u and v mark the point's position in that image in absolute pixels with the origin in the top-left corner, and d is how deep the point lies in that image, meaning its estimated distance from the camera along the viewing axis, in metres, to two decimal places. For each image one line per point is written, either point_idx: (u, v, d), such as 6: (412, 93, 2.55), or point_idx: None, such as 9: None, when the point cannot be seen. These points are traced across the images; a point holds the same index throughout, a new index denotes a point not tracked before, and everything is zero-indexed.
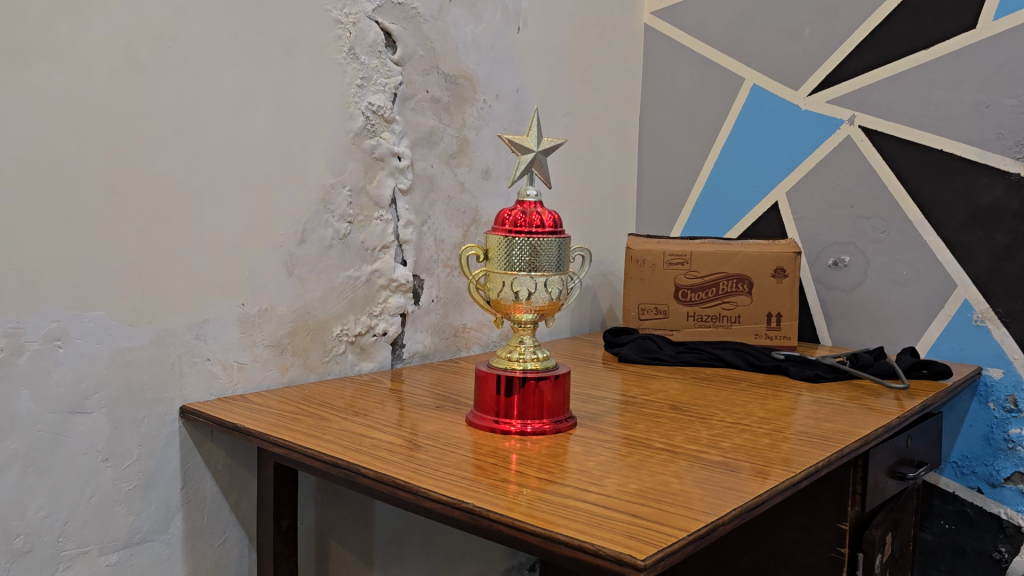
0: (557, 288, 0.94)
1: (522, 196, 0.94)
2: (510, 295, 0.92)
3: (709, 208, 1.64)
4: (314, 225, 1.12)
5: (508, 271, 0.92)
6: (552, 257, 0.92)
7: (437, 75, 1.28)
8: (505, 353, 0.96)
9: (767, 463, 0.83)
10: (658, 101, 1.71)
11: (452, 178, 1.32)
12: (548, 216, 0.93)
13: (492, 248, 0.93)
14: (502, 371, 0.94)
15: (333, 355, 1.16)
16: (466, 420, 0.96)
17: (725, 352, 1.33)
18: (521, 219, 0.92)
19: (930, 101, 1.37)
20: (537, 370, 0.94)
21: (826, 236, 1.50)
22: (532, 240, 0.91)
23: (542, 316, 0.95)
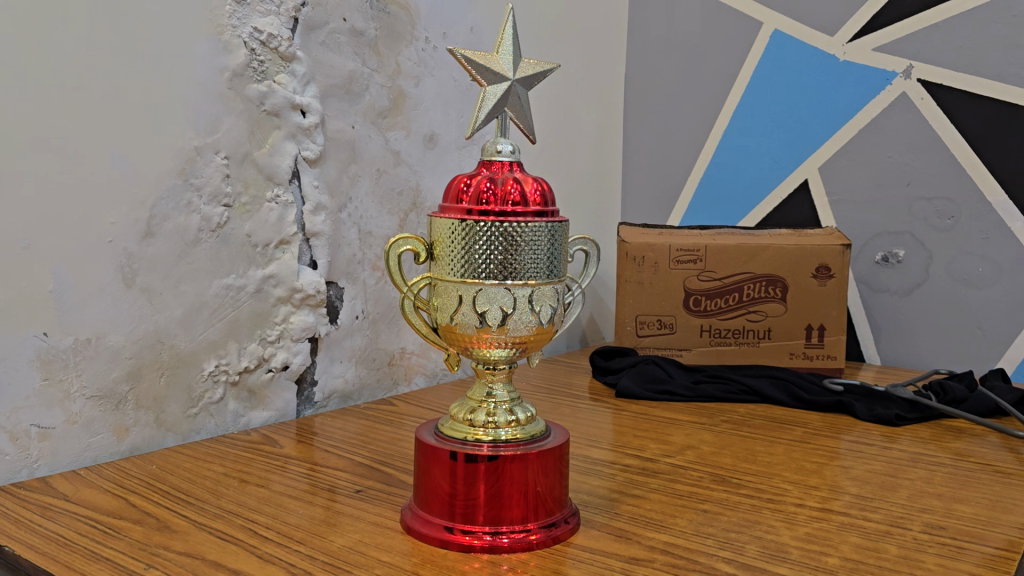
0: (548, 308, 0.57)
1: (488, 153, 0.58)
2: (470, 318, 0.55)
3: (717, 191, 1.29)
4: (167, 210, 0.74)
5: (468, 279, 0.55)
6: (542, 257, 0.56)
7: None
8: (464, 413, 0.59)
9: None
10: (648, 56, 1.35)
11: (383, 145, 0.94)
12: (533, 184, 0.56)
13: (440, 241, 0.57)
14: (459, 446, 0.57)
15: (203, 405, 0.78)
16: (401, 524, 0.59)
17: (759, 381, 0.97)
18: (489, 189, 0.55)
19: (1017, 44, 1.04)
20: (515, 441, 0.57)
21: (872, 224, 1.16)
22: (507, 226, 0.54)
23: (524, 354, 0.59)
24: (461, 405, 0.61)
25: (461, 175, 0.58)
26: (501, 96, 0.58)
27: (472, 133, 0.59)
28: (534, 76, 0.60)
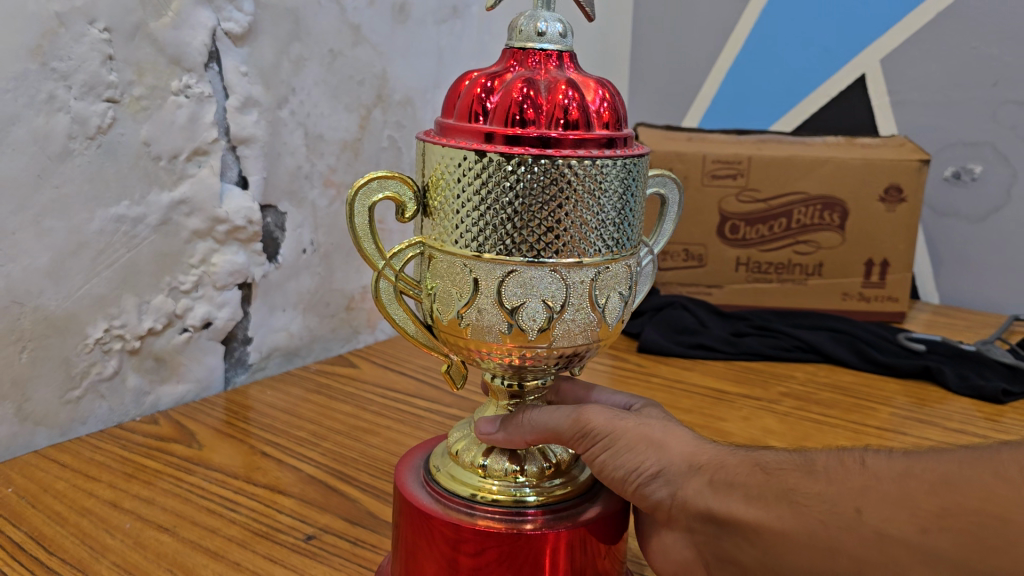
0: (613, 298, 0.39)
1: (523, 39, 0.39)
2: (496, 315, 0.37)
3: (748, 87, 1.06)
4: (16, 107, 0.49)
5: (492, 254, 0.36)
6: (607, 218, 0.37)
7: None
8: (473, 456, 0.41)
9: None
10: None
11: (338, 17, 0.69)
12: (594, 86, 0.37)
13: (439, 189, 0.37)
14: (466, 512, 0.39)
15: (89, 385, 0.56)
16: None
17: (815, 333, 0.78)
18: (525, 96, 0.36)
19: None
20: (550, 506, 0.39)
21: (941, 133, 0.95)
22: (556, 166, 0.35)
23: (573, 363, 0.40)
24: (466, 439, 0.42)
25: (474, 70, 0.39)
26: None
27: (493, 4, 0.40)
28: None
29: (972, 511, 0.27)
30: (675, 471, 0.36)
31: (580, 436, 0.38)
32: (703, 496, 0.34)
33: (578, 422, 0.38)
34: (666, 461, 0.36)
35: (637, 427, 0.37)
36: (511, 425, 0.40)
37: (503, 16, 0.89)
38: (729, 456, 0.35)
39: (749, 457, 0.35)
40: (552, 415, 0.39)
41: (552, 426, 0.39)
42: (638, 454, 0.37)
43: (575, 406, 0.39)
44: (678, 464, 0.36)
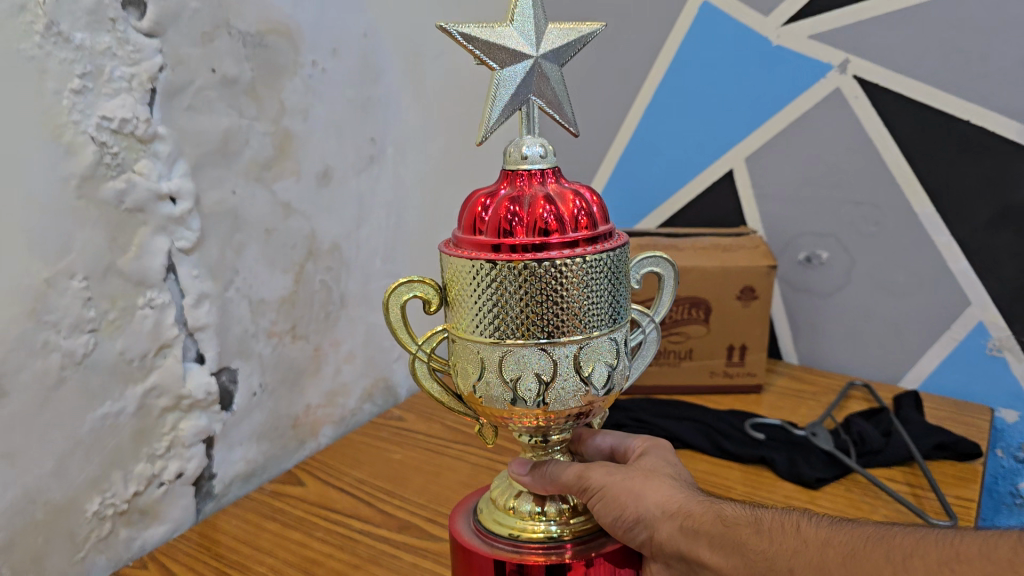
0: (601, 367, 0.57)
1: (513, 161, 0.57)
2: (511, 376, 0.56)
3: (636, 168, 1.24)
4: (21, 359, 0.63)
5: (507, 339, 0.55)
6: (583, 305, 0.55)
7: (228, 38, 0.76)
8: (507, 499, 0.62)
9: (952, 569, 0.44)
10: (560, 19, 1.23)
11: (269, 201, 0.82)
12: (570, 204, 0.56)
13: (456, 290, 0.58)
14: (509, 548, 0.59)
15: (90, 545, 0.71)
16: None
17: (681, 424, 0.96)
18: (511, 211, 0.55)
19: (960, 50, 0.96)
20: (574, 539, 0.60)
21: (794, 223, 1.13)
22: (543, 266, 0.54)
23: (574, 419, 0.59)
24: (505, 490, 0.63)
25: (478, 190, 0.59)
26: (522, 79, 0.59)
27: (484, 133, 0.59)
28: (561, 50, 0.60)
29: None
30: (658, 517, 0.56)
31: (585, 486, 0.59)
32: (678, 539, 0.55)
33: (581, 479, 0.59)
34: (652, 510, 0.57)
35: (621, 483, 0.58)
36: (536, 474, 0.61)
37: (416, 147, 1.02)
38: (699, 509, 0.56)
39: (716, 510, 0.55)
40: (564, 472, 0.60)
41: (565, 477, 0.60)
42: (621, 505, 0.57)
43: (581, 468, 0.60)
44: (659, 512, 0.56)
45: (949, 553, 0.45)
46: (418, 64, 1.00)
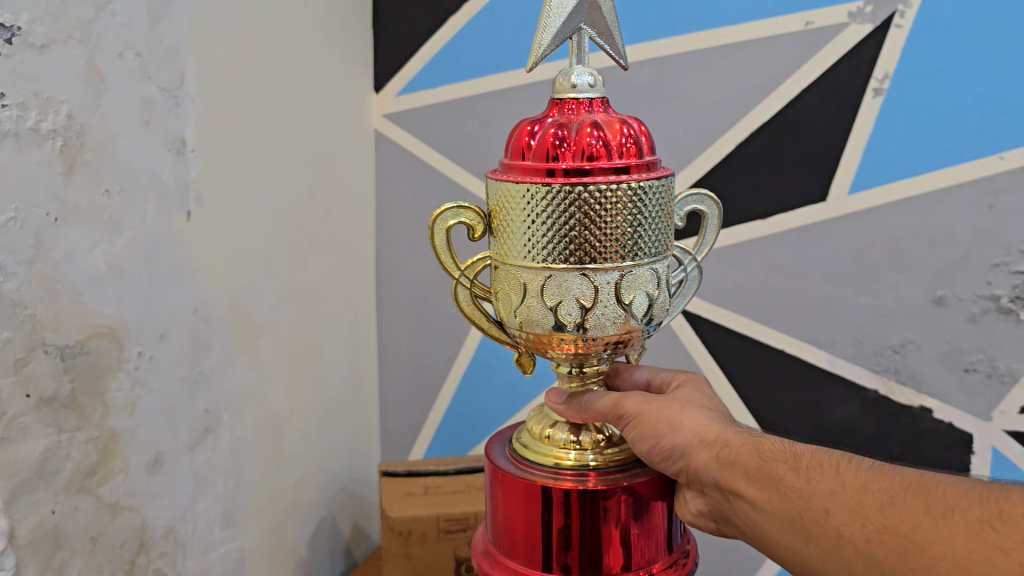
0: (642, 295, 0.72)
1: (564, 89, 0.73)
2: (551, 303, 0.71)
3: (477, 387, 1.31)
4: None
5: (545, 273, 0.70)
6: (623, 230, 0.69)
7: (45, 356, 0.72)
8: (544, 429, 0.80)
9: (989, 524, 0.52)
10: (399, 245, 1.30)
11: (94, 506, 0.78)
12: (609, 137, 0.70)
13: (507, 216, 0.72)
14: (548, 474, 0.75)
15: None
16: (504, 545, 0.77)
17: None
18: (559, 138, 0.70)
19: (768, 286, 1.11)
20: (608, 467, 0.75)
21: None
22: (578, 192, 0.68)
23: (611, 346, 0.74)
24: (547, 423, 0.80)
25: (525, 122, 0.74)
26: (572, 12, 0.74)
27: (536, 60, 0.76)
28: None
29: (898, 534, 0.55)
30: (693, 446, 0.70)
31: (621, 412, 0.74)
32: (717, 471, 0.68)
33: (614, 406, 0.74)
34: (687, 440, 0.71)
35: (659, 415, 0.72)
36: (572, 404, 0.77)
37: (253, 406, 1.00)
38: (732, 441, 0.69)
39: (774, 451, 0.66)
40: (596, 397, 0.76)
41: (601, 405, 0.75)
42: (659, 429, 0.72)
43: (615, 398, 0.75)
44: (695, 442, 0.70)
45: (986, 506, 0.53)
46: (255, 327, 1.00)
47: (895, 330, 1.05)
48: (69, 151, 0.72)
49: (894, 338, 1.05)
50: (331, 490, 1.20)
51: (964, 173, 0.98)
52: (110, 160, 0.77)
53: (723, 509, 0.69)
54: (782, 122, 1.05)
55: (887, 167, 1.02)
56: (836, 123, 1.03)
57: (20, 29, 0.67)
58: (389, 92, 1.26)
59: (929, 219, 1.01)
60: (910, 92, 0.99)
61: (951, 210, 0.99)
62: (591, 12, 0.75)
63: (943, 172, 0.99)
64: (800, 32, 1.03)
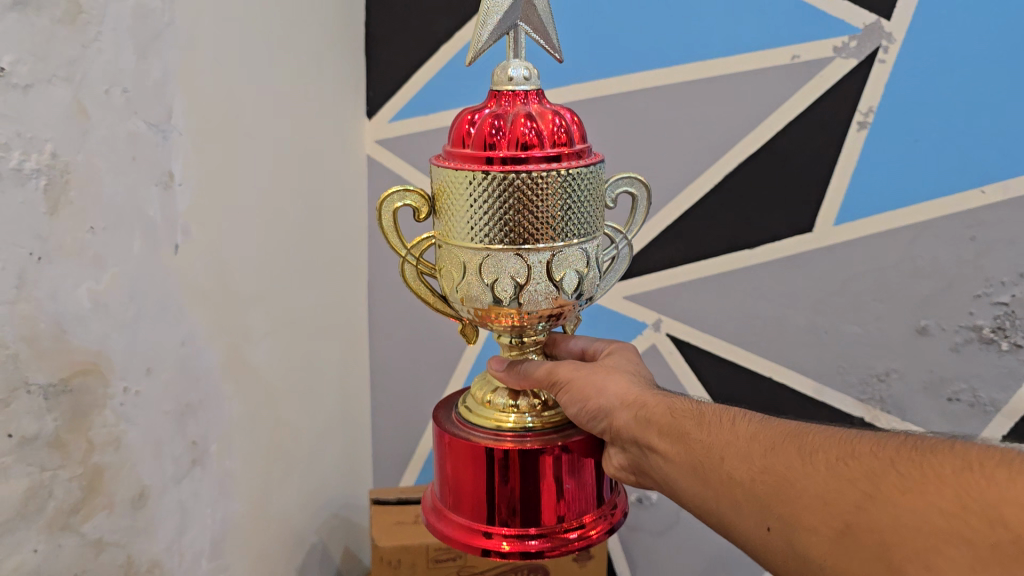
0: (572, 274, 0.74)
1: (500, 82, 0.74)
2: (487, 280, 0.73)
3: None
4: None
5: (481, 252, 0.72)
6: (555, 214, 0.71)
7: (28, 396, 0.71)
8: (485, 393, 0.81)
9: (846, 460, 0.55)
10: (390, 270, 1.32)
11: (78, 545, 0.77)
12: (543, 127, 0.72)
13: (448, 197, 0.74)
14: (489, 436, 0.77)
15: None
16: (446, 501, 0.80)
17: None
18: (495, 127, 0.71)
19: (756, 314, 1.19)
20: (547, 428, 0.78)
21: None
22: (512, 179, 0.70)
23: (546, 318, 0.77)
24: (487, 388, 0.81)
25: (465, 111, 0.75)
26: (509, 7, 0.76)
27: (475, 54, 0.76)
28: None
29: (770, 474, 0.58)
30: (616, 408, 0.73)
31: (553, 379, 0.76)
32: (635, 429, 0.71)
33: (547, 373, 0.77)
34: (610, 401, 0.73)
35: (585, 380, 0.75)
36: (510, 370, 0.79)
37: (241, 435, 1.01)
38: (650, 403, 0.72)
39: (684, 408, 0.70)
40: (529, 365, 0.78)
41: (537, 373, 0.77)
42: (584, 394, 0.75)
43: (548, 365, 0.77)
44: (617, 404, 0.73)
45: (845, 448, 0.56)
46: (245, 357, 1.01)
47: (881, 360, 1.14)
48: (52, 191, 0.72)
49: (879, 366, 1.14)
50: (320, 516, 1.23)
51: (947, 207, 1.06)
52: (94, 195, 0.76)
53: (639, 464, 0.72)
54: (771, 152, 1.13)
55: (876, 199, 1.10)
56: (823, 158, 1.11)
57: (4, 69, 0.66)
58: (382, 117, 1.26)
59: (913, 249, 1.09)
60: (895, 128, 1.07)
61: (935, 241, 1.08)
62: (526, 9, 0.77)
63: (927, 205, 1.07)
64: (786, 65, 1.10)
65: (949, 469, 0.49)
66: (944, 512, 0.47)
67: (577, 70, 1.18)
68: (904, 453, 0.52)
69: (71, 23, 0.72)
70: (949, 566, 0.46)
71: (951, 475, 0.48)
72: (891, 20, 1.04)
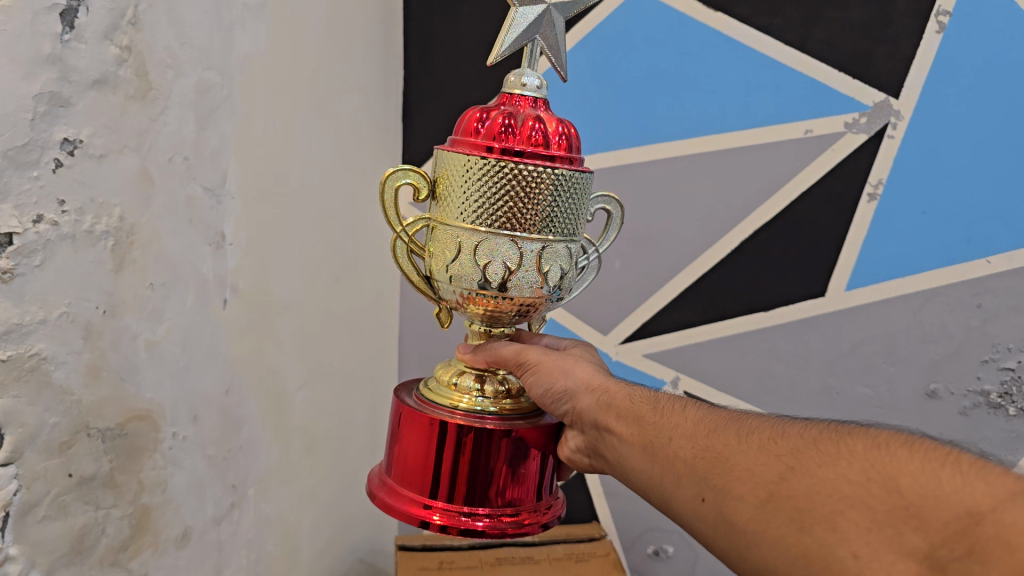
0: (556, 268, 0.77)
1: (513, 86, 0.77)
2: (476, 263, 0.74)
3: None
4: None
5: (473, 234, 0.74)
6: (548, 208, 0.74)
7: (88, 440, 0.75)
8: (450, 376, 0.83)
9: (781, 441, 0.59)
10: (417, 325, 1.41)
11: None
12: (547, 129, 0.75)
13: (450, 181, 0.75)
14: (445, 412, 0.79)
15: None
16: (393, 472, 0.81)
17: None
18: (507, 124, 0.74)
19: (771, 373, 1.30)
20: (498, 412, 0.80)
21: (644, 523, 1.41)
22: (516, 168, 0.72)
23: (523, 309, 0.78)
24: (455, 371, 0.83)
25: (473, 110, 0.78)
26: (532, 21, 0.79)
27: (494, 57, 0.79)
28: (568, 4, 0.81)
29: (709, 449, 0.62)
30: (579, 390, 0.75)
31: (521, 360, 0.78)
32: (593, 410, 0.73)
33: (518, 353, 0.78)
34: (575, 384, 0.76)
35: (556, 362, 0.77)
36: (481, 352, 0.81)
37: (278, 480, 1.08)
38: (612, 388, 0.75)
39: (641, 395, 0.73)
40: (503, 348, 0.80)
41: (507, 352, 0.79)
42: (552, 376, 0.77)
43: (518, 347, 0.79)
44: (581, 388, 0.76)
45: (778, 432, 0.60)
46: (281, 405, 1.08)
47: (891, 419, 1.26)
48: (118, 250, 0.77)
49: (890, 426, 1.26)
50: (349, 559, 1.29)
51: (958, 274, 1.19)
52: (155, 255, 0.82)
53: (596, 446, 0.74)
54: (784, 221, 1.24)
55: (884, 266, 1.22)
56: (833, 228, 1.23)
57: (81, 142, 0.71)
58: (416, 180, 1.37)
59: (922, 314, 1.21)
60: (909, 203, 1.19)
61: (944, 309, 1.20)
62: (546, 26, 0.81)
63: (939, 272, 1.20)
64: (800, 138, 1.21)
65: (863, 447, 0.54)
66: (853, 481, 0.52)
67: (605, 137, 1.26)
68: (829, 436, 0.57)
69: (142, 97, 0.78)
70: (852, 528, 0.50)
71: (863, 452, 0.53)
72: (898, 99, 1.17)
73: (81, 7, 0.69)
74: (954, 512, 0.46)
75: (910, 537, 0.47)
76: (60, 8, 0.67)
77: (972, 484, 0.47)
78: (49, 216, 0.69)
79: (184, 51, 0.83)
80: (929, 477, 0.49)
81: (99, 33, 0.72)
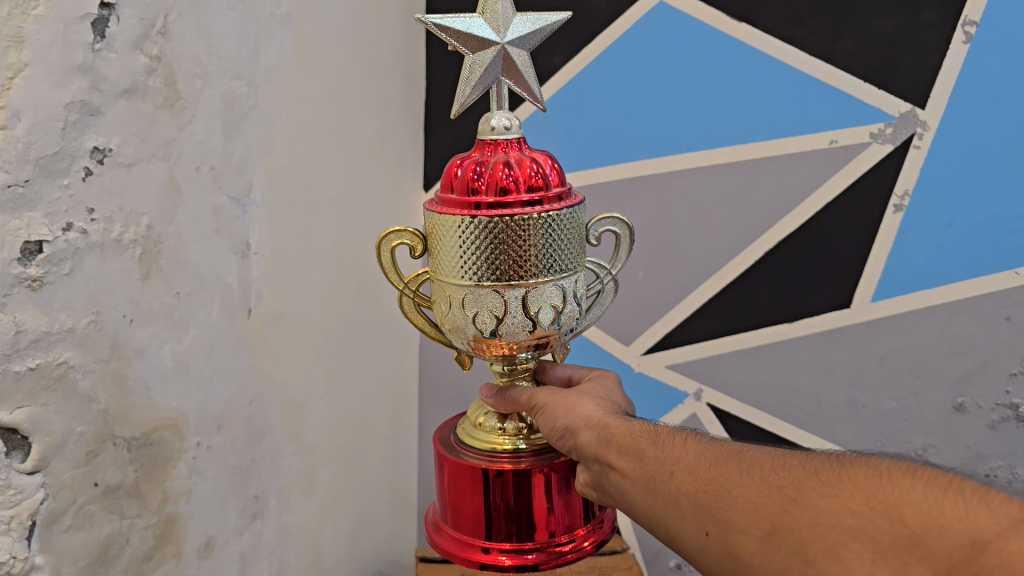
0: (548, 310, 0.76)
1: (483, 131, 0.77)
2: (466, 316, 0.76)
3: None
4: None
5: (461, 288, 0.75)
6: (530, 254, 0.74)
7: (114, 449, 0.75)
8: (478, 418, 0.83)
9: (781, 472, 0.57)
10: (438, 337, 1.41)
11: None
12: (518, 174, 0.74)
13: (437, 237, 0.76)
14: (487, 459, 0.79)
15: None
16: (446, 517, 0.83)
17: None
18: (476, 173, 0.75)
19: (794, 386, 1.30)
20: (537, 451, 0.80)
21: None
22: (489, 222, 0.73)
23: (526, 350, 0.79)
24: (480, 411, 0.83)
25: (455, 157, 0.78)
26: (489, 64, 0.79)
27: (460, 107, 0.80)
28: (526, 37, 0.80)
29: (712, 481, 0.61)
30: (581, 426, 0.74)
31: (533, 404, 0.78)
32: (596, 445, 0.72)
33: (529, 398, 0.79)
34: (577, 420, 0.75)
35: (563, 402, 0.77)
36: (499, 396, 0.81)
37: (300, 492, 1.08)
38: (613, 423, 0.73)
39: (642, 427, 0.71)
40: (517, 391, 0.80)
41: (520, 398, 0.79)
42: (558, 415, 0.76)
43: (530, 391, 0.79)
44: (582, 423, 0.75)
45: (778, 463, 0.58)
46: (305, 416, 1.08)
47: (917, 434, 1.25)
48: (145, 259, 0.77)
49: (915, 440, 1.25)
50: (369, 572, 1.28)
51: (986, 286, 1.18)
52: (181, 264, 0.82)
53: (600, 481, 0.73)
54: (808, 233, 1.23)
55: (908, 278, 1.21)
56: (858, 240, 1.22)
57: (111, 150, 0.72)
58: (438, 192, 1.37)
59: (948, 326, 1.20)
60: (934, 214, 1.18)
61: (971, 321, 1.19)
62: (507, 64, 0.80)
63: (964, 284, 1.19)
64: (824, 149, 1.21)
65: (864, 476, 0.52)
66: (855, 513, 0.50)
67: (623, 151, 1.27)
68: (830, 466, 0.55)
69: (170, 106, 0.78)
70: (856, 560, 0.49)
71: (863, 483, 0.52)
72: (924, 109, 1.16)
73: (112, 16, 0.70)
74: (956, 540, 0.45)
75: (915, 567, 0.46)
76: (92, 17, 0.68)
77: (975, 512, 0.46)
78: (79, 224, 0.69)
79: (211, 61, 0.83)
80: (932, 506, 0.48)
81: (130, 41, 0.72)
